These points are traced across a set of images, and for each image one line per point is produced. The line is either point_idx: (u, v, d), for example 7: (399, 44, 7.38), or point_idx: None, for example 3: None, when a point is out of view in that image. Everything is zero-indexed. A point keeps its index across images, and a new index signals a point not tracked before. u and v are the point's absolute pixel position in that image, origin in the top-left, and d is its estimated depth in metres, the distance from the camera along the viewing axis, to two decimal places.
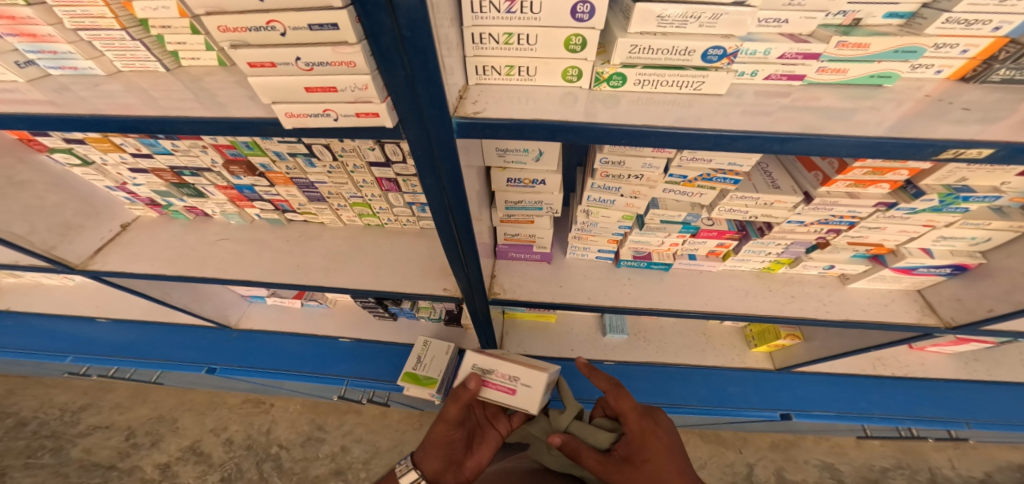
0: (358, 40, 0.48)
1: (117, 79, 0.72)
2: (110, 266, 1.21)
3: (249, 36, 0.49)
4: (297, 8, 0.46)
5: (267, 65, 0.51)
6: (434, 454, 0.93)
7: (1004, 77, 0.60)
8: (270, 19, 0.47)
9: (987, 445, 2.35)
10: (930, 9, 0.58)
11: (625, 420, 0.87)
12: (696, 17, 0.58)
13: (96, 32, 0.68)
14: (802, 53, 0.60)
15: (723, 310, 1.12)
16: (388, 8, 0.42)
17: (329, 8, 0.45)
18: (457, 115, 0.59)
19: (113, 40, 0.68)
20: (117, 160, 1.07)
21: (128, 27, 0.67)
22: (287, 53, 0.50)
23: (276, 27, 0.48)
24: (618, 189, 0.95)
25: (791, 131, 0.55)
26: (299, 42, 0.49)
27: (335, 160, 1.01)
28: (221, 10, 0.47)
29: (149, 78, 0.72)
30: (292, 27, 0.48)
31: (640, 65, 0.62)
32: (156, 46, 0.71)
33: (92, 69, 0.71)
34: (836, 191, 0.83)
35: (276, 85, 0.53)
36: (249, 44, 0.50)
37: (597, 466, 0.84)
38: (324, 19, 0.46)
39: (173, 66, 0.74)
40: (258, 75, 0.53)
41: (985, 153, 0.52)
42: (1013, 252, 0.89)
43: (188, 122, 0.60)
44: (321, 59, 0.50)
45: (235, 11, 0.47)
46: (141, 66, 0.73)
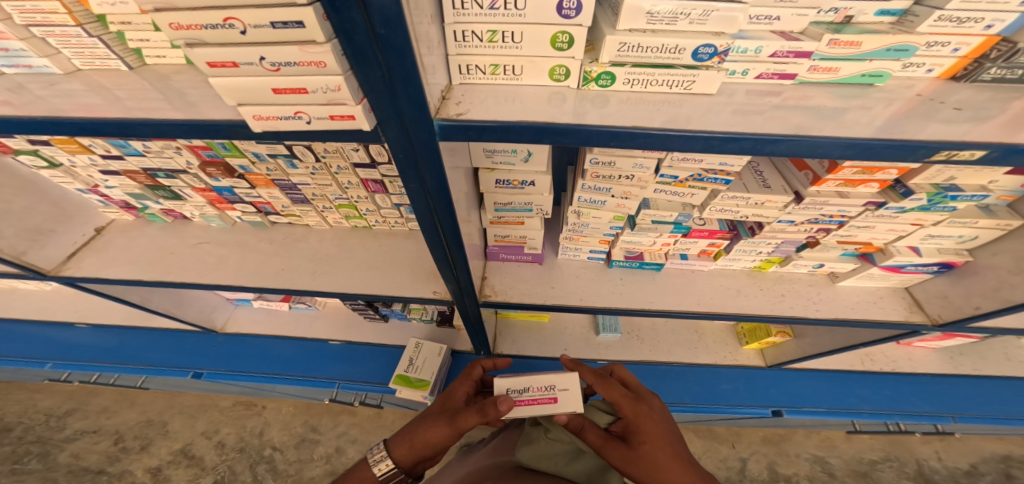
0: (327, 39, 0.46)
1: (76, 78, 0.68)
2: (85, 271, 1.17)
3: (206, 34, 0.46)
4: (259, 5, 0.43)
5: (229, 66, 0.49)
6: (416, 451, 0.91)
7: (995, 76, 0.60)
8: (227, 16, 0.44)
9: (973, 437, 2.40)
10: (922, 6, 0.57)
11: (620, 406, 0.85)
12: (686, 14, 0.56)
13: (51, 29, 0.64)
14: (794, 51, 0.58)
15: (714, 309, 1.12)
16: (358, 4, 0.40)
17: (293, 5, 0.43)
18: (439, 117, 0.57)
19: (69, 37, 0.65)
20: (86, 162, 1.03)
21: (83, 24, 0.64)
22: (250, 53, 0.47)
23: (235, 25, 0.45)
24: (609, 189, 0.93)
25: (782, 132, 0.54)
26: (263, 40, 0.47)
27: (317, 161, 0.98)
28: (173, 6, 0.44)
29: (112, 77, 0.68)
30: (252, 25, 0.45)
31: (629, 64, 0.60)
32: (116, 43, 0.68)
33: (47, 68, 0.68)
34: (826, 191, 0.83)
35: (241, 86, 0.51)
36: (208, 43, 0.47)
37: (598, 441, 0.83)
38: (288, 17, 0.44)
39: (135, 64, 0.71)
40: (219, 75, 0.50)
41: (978, 155, 0.51)
42: (999, 250, 0.89)
43: (153, 124, 0.57)
44: (287, 58, 0.47)
45: (189, 9, 0.44)
46: (102, 65, 0.69)
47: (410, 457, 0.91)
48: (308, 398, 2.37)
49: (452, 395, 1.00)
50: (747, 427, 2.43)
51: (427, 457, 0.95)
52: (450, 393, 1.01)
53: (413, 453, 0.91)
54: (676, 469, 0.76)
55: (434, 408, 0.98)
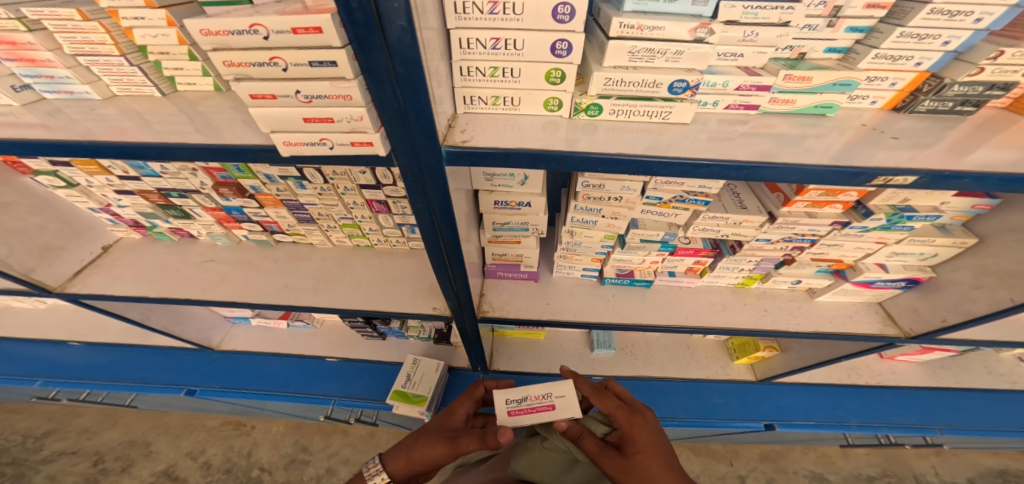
0: (354, 76, 0.53)
1: (112, 104, 0.75)
2: (89, 288, 1.20)
3: (252, 70, 0.54)
4: (298, 47, 0.51)
5: (269, 98, 0.56)
6: (411, 466, 0.95)
7: (930, 108, 0.68)
8: (273, 55, 0.52)
9: (967, 451, 2.43)
10: (863, 45, 0.66)
11: (615, 416, 0.90)
12: (662, 52, 0.64)
13: (95, 58, 0.70)
14: (755, 85, 0.67)
15: (702, 324, 1.17)
16: (383, 46, 0.47)
17: (328, 47, 0.50)
18: (446, 144, 0.63)
19: (110, 66, 0.71)
20: (102, 183, 1.08)
21: (127, 54, 0.70)
22: (287, 87, 0.54)
23: (279, 63, 0.53)
24: (600, 210, 1.00)
25: (747, 160, 0.61)
26: (300, 76, 0.54)
27: (325, 182, 1.03)
28: (227, 46, 0.52)
29: (145, 103, 0.75)
30: (292, 63, 0.52)
31: (615, 96, 0.68)
32: (152, 72, 0.74)
33: (87, 94, 0.75)
34: (796, 211, 0.91)
35: (276, 116, 0.57)
36: (253, 78, 0.55)
37: (594, 448, 0.86)
38: (323, 57, 0.51)
39: (168, 91, 0.77)
40: (259, 106, 0.57)
41: (912, 180, 0.58)
42: (959, 265, 0.96)
43: (183, 148, 0.63)
44: (319, 92, 0.54)
45: (241, 48, 0.52)
46: (137, 91, 0.76)
47: (404, 471, 0.95)
48: (300, 417, 2.34)
49: (452, 415, 1.02)
50: (744, 444, 2.44)
51: (420, 472, 0.98)
52: (449, 412, 1.03)
53: (408, 468, 0.95)
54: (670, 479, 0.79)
55: (433, 427, 1.01)
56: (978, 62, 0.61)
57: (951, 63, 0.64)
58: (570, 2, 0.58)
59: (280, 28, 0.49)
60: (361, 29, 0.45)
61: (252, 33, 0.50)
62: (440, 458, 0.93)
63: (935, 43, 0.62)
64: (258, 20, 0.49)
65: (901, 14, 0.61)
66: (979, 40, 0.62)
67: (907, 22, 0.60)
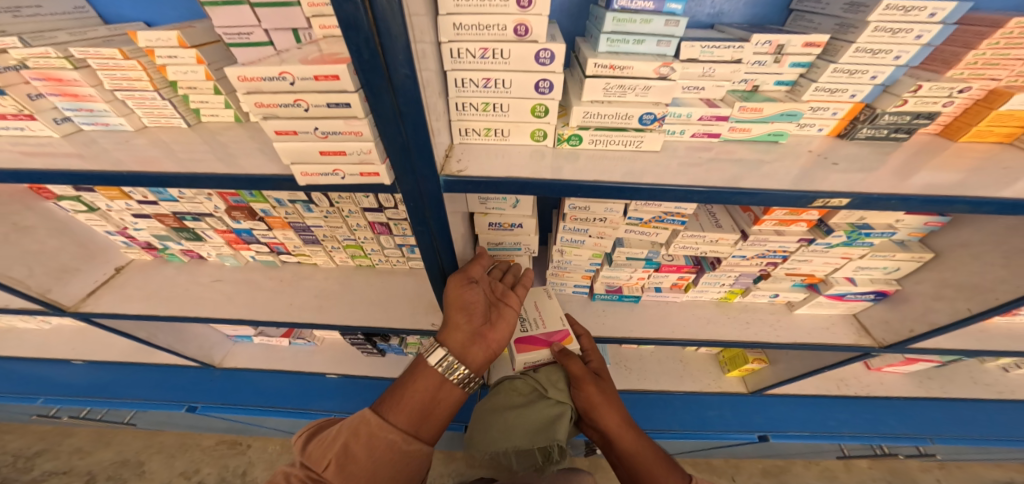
0: (365, 115, 0.59)
1: (142, 135, 0.83)
2: (101, 307, 1.26)
3: (278, 111, 0.59)
4: (319, 91, 0.56)
5: (291, 133, 0.60)
6: (457, 324, 0.84)
7: (867, 135, 0.76)
8: (297, 98, 0.57)
9: (971, 463, 2.43)
10: (805, 79, 0.74)
11: (590, 352, 1.06)
12: (632, 90, 0.71)
13: (131, 92, 0.78)
14: (715, 116, 0.75)
15: (687, 337, 1.23)
16: (389, 90, 0.52)
17: (343, 92, 0.57)
18: (444, 173, 0.70)
19: (144, 100, 0.79)
20: (122, 207, 1.09)
21: (160, 89, 0.78)
22: (307, 124, 0.59)
23: (301, 105, 0.58)
24: (586, 230, 1.08)
25: (706, 186, 0.68)
26: (319, 116, 0.59)
27: (332, 205, 1.09)
28: (259, 90, 0.57)
29: (172, 133, 0.83)
30: (313, 105, 0.58)
31: (593, 127, 0.76)
32: (181, 104, 0.82)
33: (121, 125, 0.83)
34: (766, 229, 0.98)
35: (295, 150, 0.62)
36: (278, 117, 0.60)
37: (581, 371, 0.99)
38: (338, 100, 0.57)
39: (194, 122, 0.86)
40: (282, 141, 0.61)
41: (845, 202, 0.66)
42: (921, 278, 1.02)
43: (208, 179, 0.70)
44: (335, 129, 0.60)
45: (270, 92, 0.57)
46: (166, 122, 0.84)
47: (456, 331, 0.83)
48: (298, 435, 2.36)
49: (467, 304, 0.85)
50: (745, 459, 2.44)
51: (472, 331, 0.85)
52: (462, 305, 0.85)
53: (455, 327, 0.84)
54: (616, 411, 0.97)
55: (456, 325, 0.84)
56: (901, 95, 0.70)
57: (880, 95, 0.73)
58: (551, 48, 0.63)
59: (305, 75, 0.55)
60: (370, 76, 0.50)
61: (281, 80, 0.56)
62: (469, 294, 0.86)
63: (864, 77, 0.70)
64: (286, 68, 0.54)
65: (833, 51, 0.70)
66: (900, 75, 0.71)
67: (837, 59, 0.69)
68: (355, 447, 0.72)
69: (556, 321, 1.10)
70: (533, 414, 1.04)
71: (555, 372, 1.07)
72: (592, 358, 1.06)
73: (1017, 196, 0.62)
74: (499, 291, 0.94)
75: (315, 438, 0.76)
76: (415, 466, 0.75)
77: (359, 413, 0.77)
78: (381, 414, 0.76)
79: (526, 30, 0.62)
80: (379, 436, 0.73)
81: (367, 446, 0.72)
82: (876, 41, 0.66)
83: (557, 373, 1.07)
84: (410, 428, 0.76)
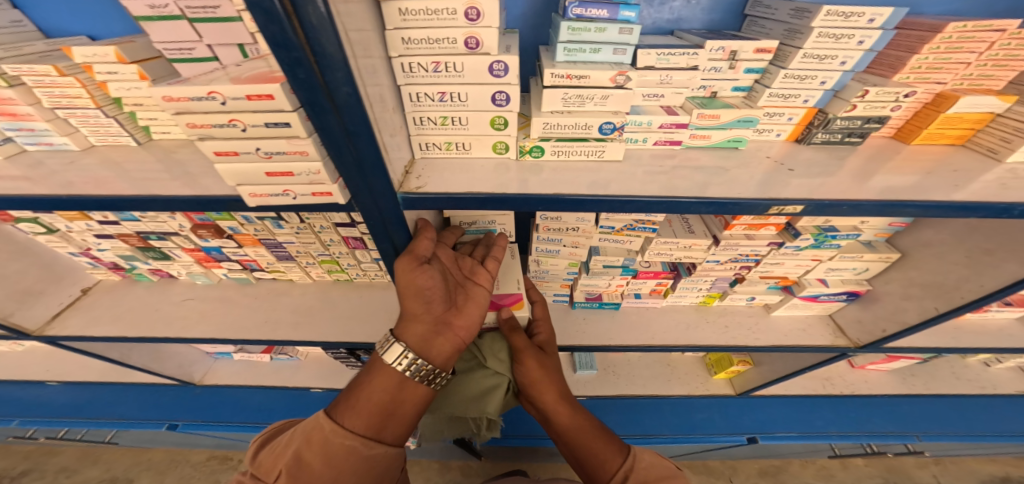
0: (308, 134, 0.57)
1: (91, 154, 0.81)
2: (68, 330, 1.23)
3: (214, 131, 0.56)
4: (255, 110, 0.53)
5: (231, 154, 0.58)
6: (416, 314, 0.76)
7: (823, 140, 0.77)
8: (232, 118, 0.54)
9: (966, 459, 2.43)
10: (760, 84, 0.75)
11: (539, 322, 1.01)
12: (590, 98, 0.71)
13: (72, 110, 0.76)
14: (674, 123, 0.75)
15: (667, 343, 1.23)
16: (333, 109, 0.49)
17: (282, 111, 0.53)
18: (402, 190, 0.68)
19: (87, 117, 0.77)
20: (82, 228, 1.05)
21: (103, 106, 0.76)
22: (247, 145, 0.57)
23: (237, 125, 0.55)
24: (560, 239, 1.07)
25: (665, 195, 0.68)
26: (259, 136, 0.56)
27: (302, 221, 1.06)
28: (188, 110, 0.53)
29: (122, 152, 0.81)
30: (250, 125, 0.55)
31: (554, 138, 0.75)
32: (128, 122, 0.81)
33: (66, 145, 0.80)
34: (737, 234, 0.99)
35: (240, 171, 0.60)
36: (215, 137, 0.57)
37: (524, 345, 0.94)
38: (278, 119, 0.54)
39: (143, 139, 0.84)
40: (223, 161, 0.59)
41: (799, 209, 0.66)
42: (890, 278, 1.03)
43: (158, 201, 0.68)
44: (278, 149, 0.57)
45: (201, 113, 0.53)
46: (114, 141, 0.82)
47: (417, 322, 0.76)
48: None
49: (423, 289, 0.75)
50: (742, 460, 2.42)
51: (434, 316, 0.77)
52: (418, 291, 0.75)
53: (415, 319, 0.76)
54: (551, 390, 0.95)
55: (411, 312, 0.76)
56: (850, 99, 0.71)
57: (832, 100, 0.74)
58: (503, 60, 0.62)
59: (236, 94, 0.52)
60: (310, 95, 0.47)
61: (210, 100, 0.52)
62: (424, 276, 0.75)
63: (815, 82, 0.71)
64: (215, 88, 0.51)
65: (783, 57, 0.71)
66: (849, 80, 0.72)
67: (787, 65, 0.70)
68: (309, 457, 0.67)
69: (512, 284, 1.02)
70: (468, 384, 1.03)
71: (496, 342, 1.02)
72: (540, 329, 1.01)
73: (968, 199, 0.63)
74: (465, 268, 0.86)
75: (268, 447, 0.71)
76: (379, 469, 0.71)
77: (314, 417, 0.71)
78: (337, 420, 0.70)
79: (477, 43, 0.61)
80: (334, 445, 0.67)
81: (322, 455, 0.67)
82: (823, 47, 0.67)
83: (500, 341, 1.03)
84: (370, 432, 0.70)
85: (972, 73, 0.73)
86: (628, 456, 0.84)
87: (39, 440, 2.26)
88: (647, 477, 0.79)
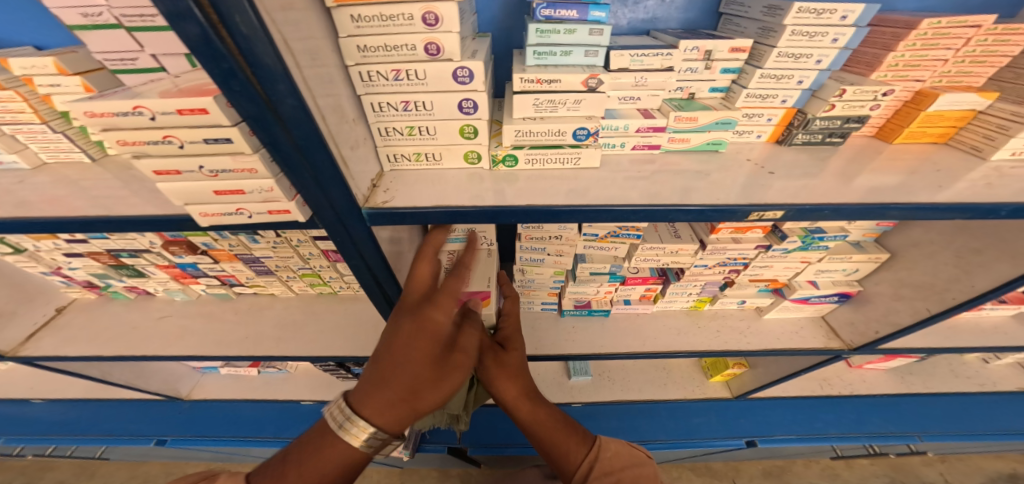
0: (254, 150, 0.54)
1: (42, 172, 0.77)
2: (41, 351, 1.19)
3: (149, 148, 0.53)
4: (189, 127, 0.51)
5: (173, 173, 0.55)
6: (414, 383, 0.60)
7: (804, 140, 0.75)
8: (166, 134, 0.51)
9: (973, 456, 2.40)
10: (737, 85, 0.73)
11: (507, 317, 1.00)
12: (563, 103, 0.69)
13: (19, 126, 0.73)
14: (651, 127, 0.73)
15: (659, 349, 1.20)
16: (278, 123, 0.47)
17: (220, 126, 0.51)
18: (367, 205, 0.65)
19: (35, 134, 0.74)
20: (49, 246, 1.02)
21: (49, 122, 0.73)
22: (190, 163, 0.54)
23: (174, 141, 0.52)
24: (544, 248, 1.04)
25: (642, 202, 0.66)
26: (199, 152, 0.54)
27: (278, 236, 1.03)
28: (117, 126, 0.50)
29: (76, 169, 0.78)
30: (187, 141, 0.52)
31: (527, 146, 0.72)
32: (80, 137, 0.77)
33: (16, 163, 0.77)
34: (723, 238, 0.96)
35: (184, 190, 0.57)
36: (151, 155, 0.54)
37: (484, 342, 0.93)
38: (218, 135, 0.51)
39: (98, 155, 0.81)
40: (166, 181, 0.56)
41: (779, 214, 0.63)
42: (880, 279, 1.01)
43: (110, 221, 0.65)
44: (223, 167, 0.55)
45: (131, 129, 0.51)
46: (66, 157, 0.79)
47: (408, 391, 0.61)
48: None
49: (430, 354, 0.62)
50: (746, 461, 2.38)
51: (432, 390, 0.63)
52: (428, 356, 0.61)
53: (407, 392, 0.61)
54: (511, 386, 0.88)
55: (439, 370, 0.62)
56: (827, 99, 0.69)
57: (810, 100, 0.72)
58: (467, 66, 0.60)
59: (166, 109, 0.49)
60: (250, 108, 0.44)
61: (137, 115, 0.49)
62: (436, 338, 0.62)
63: (792, 82, 0.70)
64: (140, 102, 0.48)
65: (759, 56, 0.69)
66: (827, 79, 0.70)
67: (763, 65, 0.68)
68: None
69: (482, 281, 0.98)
70: None
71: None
72: (506, 323, 0.99)
73: (953, 199, 0.60)
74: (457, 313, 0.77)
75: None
76: None
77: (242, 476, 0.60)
78: (276, 478, 0.59)
79: (438, 49, 0.58)
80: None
81: None
82: (797, 45, 0.65)
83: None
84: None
85: (950, 70, 0.71)
86: (593, 445, 0.82)
87: (28, 457, 2.22)
88: (612, 466, 0.78)
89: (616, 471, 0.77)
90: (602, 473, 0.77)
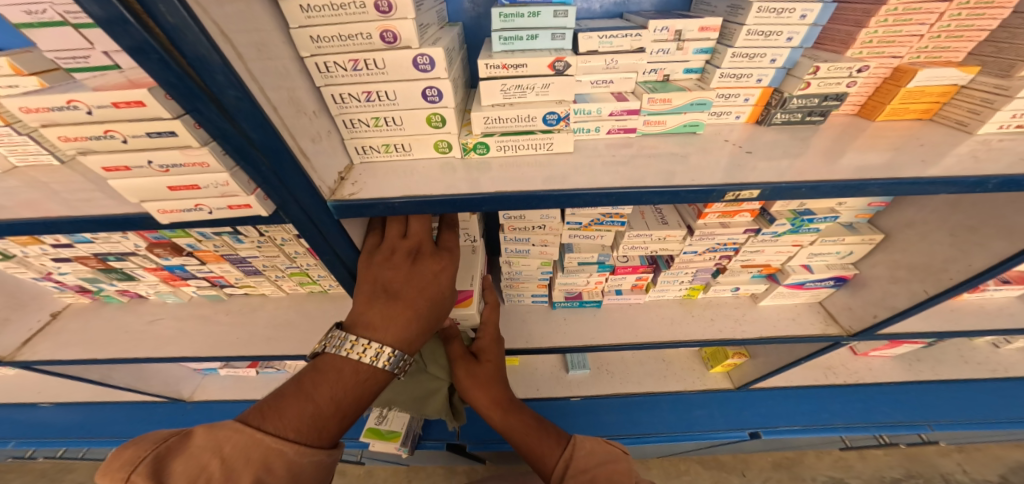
0: (203, 143, 0.53)
1: (13, 176, 0.77)
2: (38, 355, 1.21)
3: (92, 144, 0.52)
4: (128, 120, 0.50)
5: (123, 169, 0.55)
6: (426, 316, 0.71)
7: (784, 119, 0.72)
8: (106, 129, 0.51)
9: (991, 445, 2.33)
10: (711, 65, 0.70)
11: (484, 328, 0.93)
12: (531, 87, 0.67)
13: None
14: (625, 110, 0.71)
15: (651, 340, 1.17)
16: (225, 116, 0.46)
17: (162, 119, 0.50)
18: (333, 198, 0.64)
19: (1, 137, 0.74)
20: (36, 252, 1.03)
21: (12, 123, 0.72)
22: (138, 158, 0.54)
23: (116, 136, 0.52)
24: (528, 239, 1.02)
25: (616, 186, 0.63)
26: (143, 147, 0.53)
27: (262, 235, 1.02)
28: (56, 122, 0.50)
29: (46, 172, 0.78)
30: (129, 134, 0.52)
31: (498, 133, 0.70)
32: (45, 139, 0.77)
33: None
34: (711, 223, 0.94)
35: (138, 187, 0.57)
36: (97, 151, 0.53)
37: (458, 352, 0.93)
38: (161, 128, 0.51)
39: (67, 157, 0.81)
40: (117, 177, 0.56)
41: (756, 194, 0.61)
42: (876, 261, 0.97)
43: (75, 221, 0.64)
44: (173, 161, 0.54)
45: (69, 124, 0.50)
46: (36, 160, 0.79)
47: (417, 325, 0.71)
48: None
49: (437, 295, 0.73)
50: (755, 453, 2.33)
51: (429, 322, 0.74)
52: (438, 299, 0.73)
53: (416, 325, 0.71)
54: (483, 396, 0.91)
55: (443, 317, 0.75)
56: (802, 77, 0.66)
57: (785, 79, 0.70)
58: (427, 52, 0.58)
59: (100, 102, 0.48)
60: (191, 102, 0.43)
61: (73, 109, 0.49)
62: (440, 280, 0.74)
63: (764, 61, 0.67)
64: (74, 96, 0.48)
65: (729, 35, 0.66)
66: (800, 56, 0.67)
67: (734, 43, 0.65)
68: (195, 469, 0.54)
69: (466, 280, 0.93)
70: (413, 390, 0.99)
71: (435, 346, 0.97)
72: (482, 334, 0.93)
73: (942, 173, 0.58)
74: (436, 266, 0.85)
75: (125, 444, 0.55)
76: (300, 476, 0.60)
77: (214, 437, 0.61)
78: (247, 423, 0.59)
79: (394, 36, 0.57)
80: (238, 455, 0.56)
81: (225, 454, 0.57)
82: (766, 23, 0.63)
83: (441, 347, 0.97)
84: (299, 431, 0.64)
85: (926, 46, 0.68)
86: (567, 446, 0.84)
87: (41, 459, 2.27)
88: (587, 463, 0.80)
89: (590, 467, 0.79)
90: (576, 471, 0.79)
